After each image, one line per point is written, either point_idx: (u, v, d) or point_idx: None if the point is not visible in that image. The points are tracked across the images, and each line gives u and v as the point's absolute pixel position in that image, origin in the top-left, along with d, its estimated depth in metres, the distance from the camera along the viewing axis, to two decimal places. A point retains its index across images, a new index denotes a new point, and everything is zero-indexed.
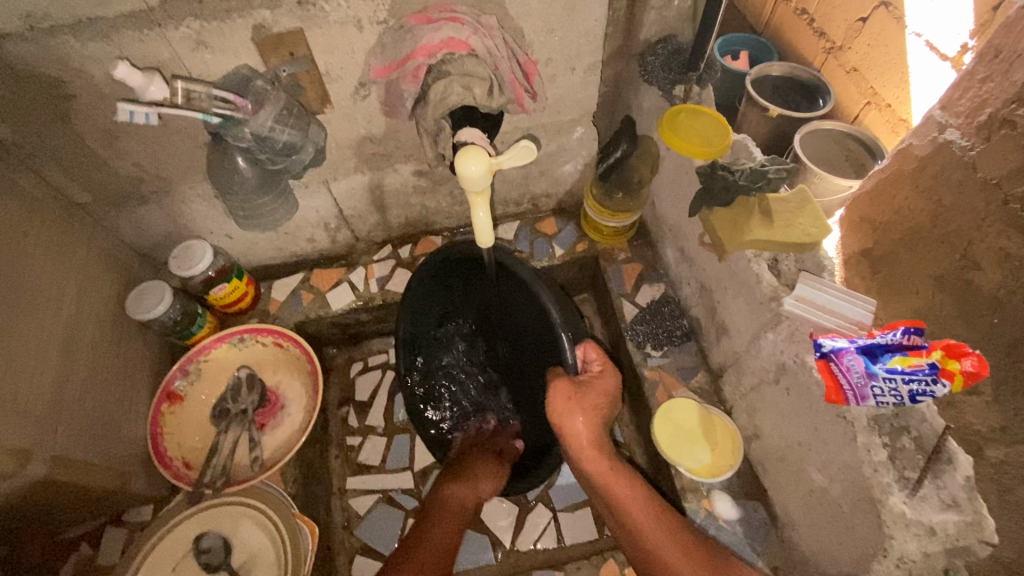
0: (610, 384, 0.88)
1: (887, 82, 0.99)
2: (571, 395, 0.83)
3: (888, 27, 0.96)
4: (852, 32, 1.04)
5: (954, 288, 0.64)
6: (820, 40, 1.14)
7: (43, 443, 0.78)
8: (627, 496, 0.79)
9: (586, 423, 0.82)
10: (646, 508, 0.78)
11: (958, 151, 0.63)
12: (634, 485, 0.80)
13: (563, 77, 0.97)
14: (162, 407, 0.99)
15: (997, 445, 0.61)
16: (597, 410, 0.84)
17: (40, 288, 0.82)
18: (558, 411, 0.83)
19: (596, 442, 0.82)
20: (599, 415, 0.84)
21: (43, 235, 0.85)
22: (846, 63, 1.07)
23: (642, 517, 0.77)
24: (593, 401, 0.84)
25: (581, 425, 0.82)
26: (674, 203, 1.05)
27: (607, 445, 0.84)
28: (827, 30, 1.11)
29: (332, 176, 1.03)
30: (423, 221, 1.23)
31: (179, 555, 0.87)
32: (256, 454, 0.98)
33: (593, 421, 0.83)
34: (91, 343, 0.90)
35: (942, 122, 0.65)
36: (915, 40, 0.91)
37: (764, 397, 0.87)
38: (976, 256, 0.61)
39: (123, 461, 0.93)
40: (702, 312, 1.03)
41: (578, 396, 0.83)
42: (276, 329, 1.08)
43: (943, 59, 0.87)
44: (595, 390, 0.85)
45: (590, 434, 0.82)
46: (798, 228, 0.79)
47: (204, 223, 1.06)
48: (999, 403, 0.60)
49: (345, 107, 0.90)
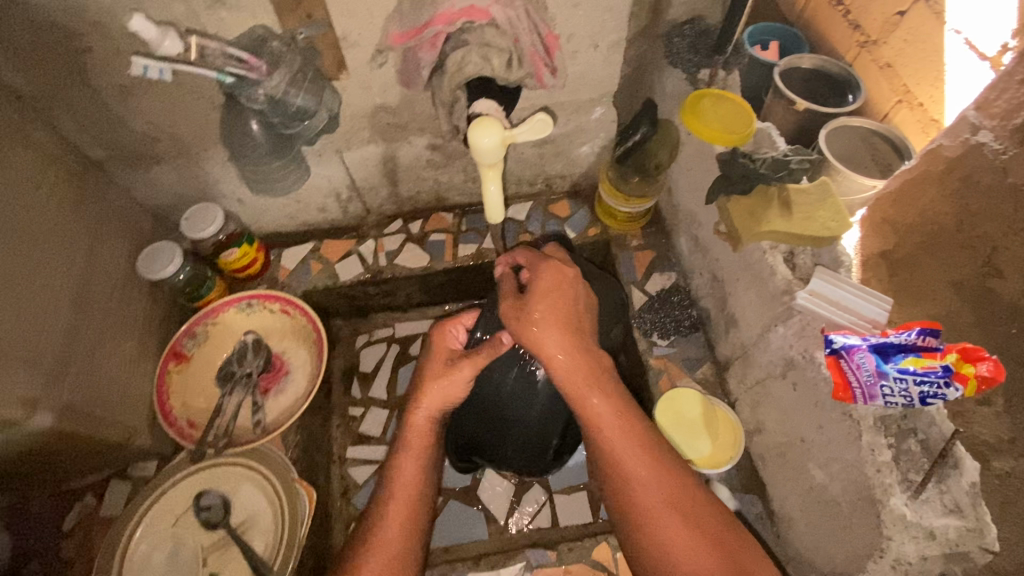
0: (549, 281, 0.82)
1: (922, 80, 0.93)
2: (521, 318, 0.79)
3: (926, 22, 0.89)
4: (888, 27, 0.97)
5: (973, 297, 0.62)
6: (854, 34, 1.06)
7: (51, 394, 0.79)
8: (603, 418, 0.74)
9: (550, 333, 0.76)
10: (615, 425, 0.74)
11: (988, 153, 0.60)
12: (596, 399, 0.74)
13: (585, 54, 0.95)
14: (168, 366, 1.01)
15: (1004, 456, 0.57)
16: (552, 318, 0.78)
17: (52, 241, 0.83)
18: (517, 332, 0.80)
19: (568, 350, 0.76)
20: (558, 322, 0.78)
21: (55, 189, 0.85)
22: (880, 58, 1.01)
23: (611, 428, 0.74)
24: (545, 311, 0.78)
25: (549, 339, 0.76)
26: (690, 190, 1.02)
27: (589, 355, 0.78)
28: (862, 22, 1.03)
29: (345, 145, 1.02)
30: (435, 196, 1.21)
31: (180, 510, 0.90)
32: (258, 417, 1.00)
33: (553, 327, 0.77)
34: (101, 299, 0.91)
35: (974, 123, 0.62)
36: (954, 38, 0.85)
37: (769, 391, 0.86)
38: (998, 263, 0.58)
39: (129, 417, 0.94)
40: (711, 303, 1.01)
41: (524, 315, 0.79)
42: (283, 296, 1.08)
43: (980, 59, 0.81)
44: (539, 294, 0.80)
45: (559, 348, 0.76)
46: (816, 221, 0.77)
47: (216, 186, 1.06)
48: (1010, 415, 0.57)
49: (361, 74, 0.88)
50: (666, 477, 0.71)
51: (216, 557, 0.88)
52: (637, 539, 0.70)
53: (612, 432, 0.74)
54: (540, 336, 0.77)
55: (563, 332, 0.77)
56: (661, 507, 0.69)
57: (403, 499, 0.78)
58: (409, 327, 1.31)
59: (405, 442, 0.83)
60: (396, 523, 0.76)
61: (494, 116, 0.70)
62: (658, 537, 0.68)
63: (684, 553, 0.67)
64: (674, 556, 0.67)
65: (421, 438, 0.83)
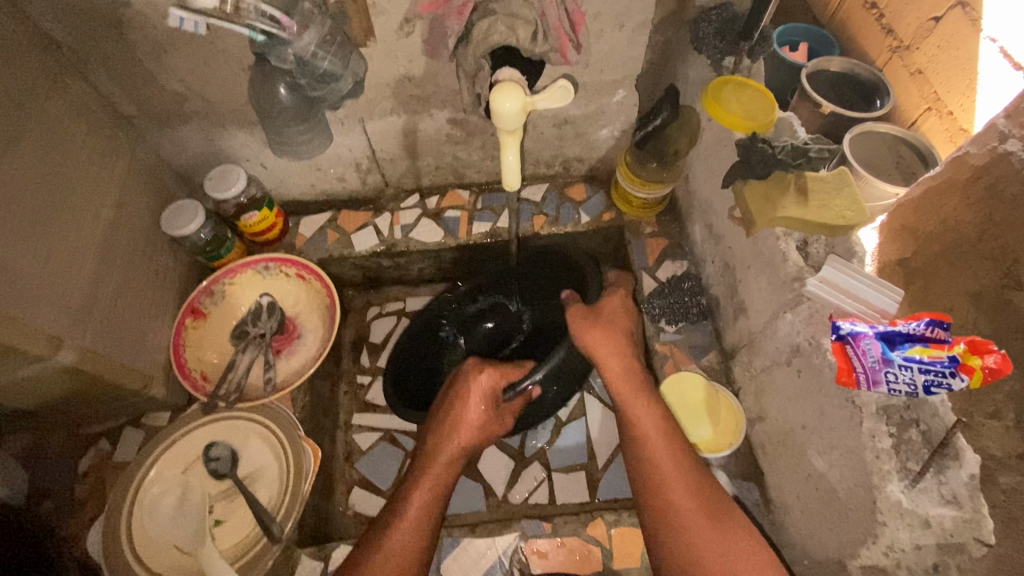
0: (621, 303, 0.90)
1: (952, 88, 0.89)
2: (590, 321, 0.86)
3: (961, 29, 0.87)
4: (922, 32, 0.95)
5: (991, 308, 0.59)
6: (886, 38, 1.05)
7: (75, 334, 0.82)
8: (647, 426, 0.79)
9: (612, 345, 0.84)
10: (658, 435, 0.78)
11: (1017, 163, 0.56)
12: (643, 399, 0.81)
13: (610, 35, 0.95)
14: (186, 321, 1.03)
15: (1010, 471, 0.55)
16: (616, 336, 0.85)
17: (82, 188, 0.86)
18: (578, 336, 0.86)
19: (627, 366, 0.84)
20: (621, 341, 0.85)
21: (89, 140, 0.89)
22: (911, 65, 0.98)
23: (653, 436, 0.78)
24: (608, 324, 0.86)
25: (606, 351, 0.84)
26: (707, 177, 1.02)
27: (642, 376, 0.84)
28: (896, 27, 1.02)
29: (368, 114, 1.04)
30: (453, 172, 1.22)
31: (190, 459, 0.94)
32: (270, 375, 1.02)
33: (611, 340, 0.84)
34: (127, 249, 0.94)
35: (1003, 132, 0.58)
36: (989, 46, 0.82)
37: (773, 378, 0.86)
38: (1019, 277, 0.55)
39: (147, 365, 0.97)
40: (722, 291, 1.01)
41: (595, 320, 0.86)
42: (300, 261, 1.11)
43: (1015, 69, 0.78)
44: (612, 311, 0.88)
45: (618, 362, 0.83)
46: (832, 210, 0.76)
47: (241, 149, 1.08)
48: (1020, 430, 0.55)
49: (388, 43, 0.90)
50: (690, 481, 0.74)
51: (222, 506, 0.91)
52: (664, 535, 0.71)
53: (653, 432, 0.78)
54: (602, 343, 0.84)
55: (622, 350, 0.85)
56: (684, 502, 0.72)
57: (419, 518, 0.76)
58: (419, 302, 1.32)
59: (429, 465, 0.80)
60: (415, 535, 0.74)
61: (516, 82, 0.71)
62: (683, 526, 0.70)
63: (704, 548, 0.69)
64: (701, 549, 0.69)
65: (445, 462, 0.80)
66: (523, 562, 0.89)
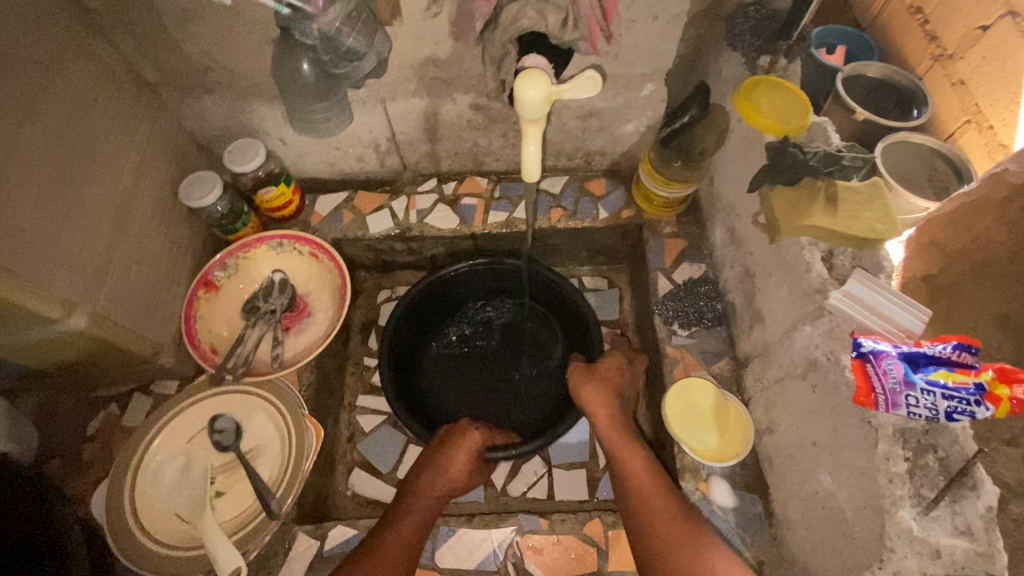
0: (617, 361, 1.01)
1: (996, 100, 0.85)
2: (587, 375, 0.98)
3: (1010, 39, 0.82)
4: (968, 40, 0.90)
5: None
6: (929, 45, 1.00)
7: (88, 299, 0.82)
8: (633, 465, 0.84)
9: (602, 394, 0.95)
10: (646, 474, 0.83)
11: None
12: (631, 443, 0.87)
13: (643, 26, 0.92)
14: (198, 292, 1.03)
15: None
16: (607, 387, 0.96)
17: (102, 154, 0.86)
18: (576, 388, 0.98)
19: (614, 414, 0.92)
20: (611, 391, 0.95)
21: (111, 106, 0.88)
22: (954, 74, 0.93)
23: (640, 474, 0.83)
24: (601, 378, 0.98)
25: (598, 399, 0.94)
26: (732, 179, 0.98)
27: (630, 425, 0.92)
28: (941, 34, 0.97)
29: (390, 95, 1.02)
30: (472, 159, 1.20)
31: (195, 430, 0.94)
32: (278, 352, 1.02)
33: (603, 393, 0.95)
34: (143, 218, 0.94)
35: None
36: None
37: (786, 391, 0.84)
38: None
39: (158, 334, 0.98)
40: (739, 297, 0.98)
41: (591, 375, 0.98)
42: (314, 240, 1.10)
43: None
44: (606, 366, 1.00)
45: (607, 408, 0.93)
46: (863, 221, 0.73)
47: (261, 123, 1.08)
48: None
49: (414, 23, 0.88)
50: (676, 515, 0.78)
51: (224, 477, 0.91)
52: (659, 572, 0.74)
53: (643, 474, 0.83)
54: (594, 395, 0.94)
55: (611, 398, 0.94)
56: (669, 532, 0.76)
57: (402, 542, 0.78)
58: None
59: (414, 501, 0.84)
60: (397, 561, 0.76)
61: (542, 70, 0.69)
62: (672, 557, 0.74)
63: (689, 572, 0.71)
64: None
65: (432, 496, 0.85)
66: (517, 556, 0.89)
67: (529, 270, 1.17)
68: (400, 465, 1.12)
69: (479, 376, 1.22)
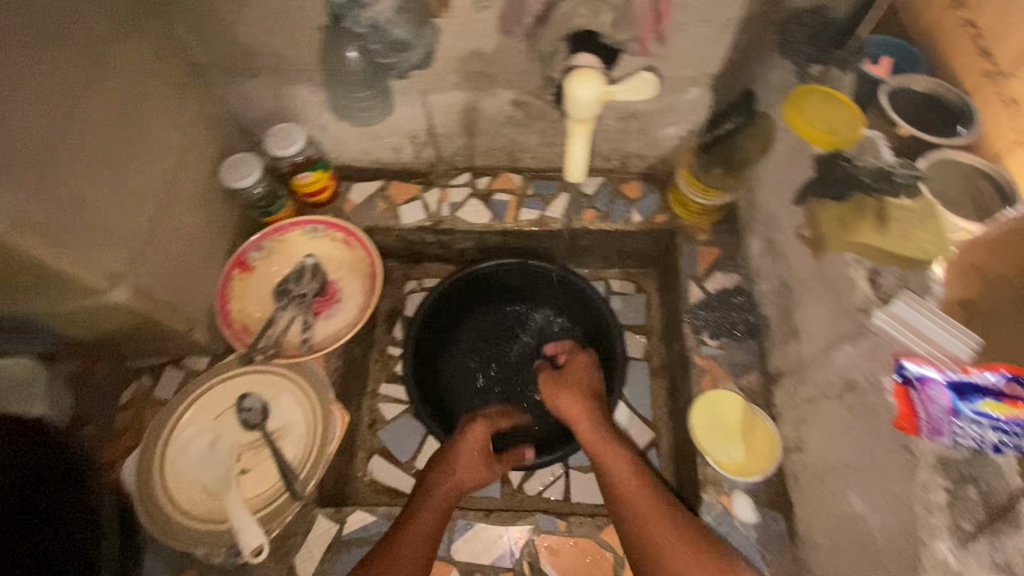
0: (583, 363, 1.04)
1: None
2: (556, 382, 1.01)
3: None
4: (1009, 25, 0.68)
5: None
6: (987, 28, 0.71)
7: (131, 273, 0.85)
8: (616, 466, 0.86)
9: (573, 397, 0.97)
10: (631, 475, 0.85)
11: None
12: (612, 444, 0.89)
13: (693, 29, 0.91)
14: (232, 274, 1.06)
15: None
16: (578, 388, 0.99)
17: (150, 131, 0.88)
18: (549, 396, 1.00)
19: (589, 413, 0.94)
20: (583, 392, 0.98)
21: (162, 84, 0.90)
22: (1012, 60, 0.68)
23: (627, 478, 0.85)
24: (571, 380, 1.00)
25: (568, 402, 0.96)
26: (774, 190, 0.96)
27: (608, 423, 0.93)
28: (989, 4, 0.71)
29: (431, 87, 1.02)
30: (508, 155, 1.20)
31: (223, 407, 0.96)
32: (306, 335, 1.03)
33: (575, 396, 0.97)
34: (186, 196, 0.96)
35: None
36: None
37: (820, 409, 0.82)
38: None
39: (193, 310, 1.00)
40: (774, 311, 0.96)
41: (560, 380, 1.01)
42: (348, 227, 1.11)
43: None
44: (574, 369, 1.03)
45: (582, 409, 0.95)
46: (913, 242, 0.70)
47: (303, 109, 1.09)
48: None
49: (462, 16, 0.87)
50: (669, 515, 0.80)
51: (250, 455, 0.93)
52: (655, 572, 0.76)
53: (628, 473, 0.85)
54: (566, 400, 0.96)
55: (585, 399, 0.96)
56: (664, 533, 0.78)
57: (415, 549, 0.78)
58: None
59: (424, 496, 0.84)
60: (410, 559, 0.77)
61: (595, 69, 0.67)
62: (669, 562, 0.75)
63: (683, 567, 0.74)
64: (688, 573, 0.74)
65: (441, 495, 0.85)
66: (532, 555, 0.89)
67: (558, 277, 1.17)
68: (419, 455, 1.14)
69: (501, 374, 1.23)
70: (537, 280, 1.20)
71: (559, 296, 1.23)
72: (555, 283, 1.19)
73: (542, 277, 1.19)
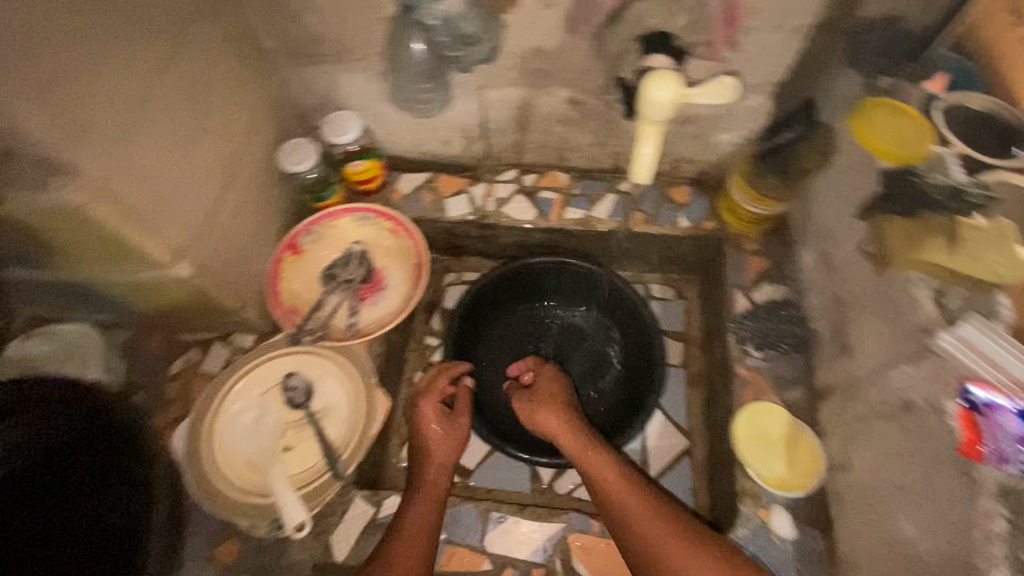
0: (551, 377, 1.06)
1: None
2: (530, 397, 1.02)
3: None
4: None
5: None
6: None
7: (194, 248, 0.88)
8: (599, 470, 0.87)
9: (545, 407, 0.98)
10: (614, 476, 0.85)
11: None
12: (590, 449, 0.90)
13: (762, 34, 0.90)
14: (284, 256, 1.08)
15: None
16: (552, 397, 1.00)
17: (220, 112, 0.90)
18: (526, 412, 1.01)
19: (563, 421, 0.95)
20: (556, 400, 1.00)
21: (232, 67, 0.93)
22: None
23: (612, 480, 0.85)
24: (543, 392, 1.02)
25: (540, 411, 0.98)
26: (833, 202, 0.94)
27: (584, 428, 0.94)
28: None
29: (489, 82, 1.03)
30: (557, 153, 1.20)
31: (270, 385, 0.99)
32: (353, 320, 1.06)
33: (547, 404, 0.98)
34: (246, 177, 0.99)
35: None
36: None
37: (871, 429, 0.80)
38: None
39: (245, 288, 1.03)
40: (826, 326, 0.94)
41: (534, 393, 1.03)
42: (397, 217, 1.13)
43: None
44: (544, 381, 1.05)
45: (555, 418, 0.96)
46: (983, 265, 0.66)
47: (361, 98, 1.11)
48: None
49: (528, 12, 0.88)
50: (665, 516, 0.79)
51: (294, 433, 0.96)
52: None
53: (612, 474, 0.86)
54: (539, 412, 0.98)
55: (558, 407, 0.98)
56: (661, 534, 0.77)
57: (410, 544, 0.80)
58: None
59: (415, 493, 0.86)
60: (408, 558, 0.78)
61: (674, 74, 0.70)
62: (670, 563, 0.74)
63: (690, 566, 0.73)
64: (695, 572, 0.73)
65: (427, 495, 0.86)
66: (564, 552, 0.90)
67: (605, 280, 1.17)
68: None
69: None
70: (579, 280, 1.20)
71: (598, 297, 1.22)
72: (597, 285, 1.19)
73: (584, 278, 1.19)
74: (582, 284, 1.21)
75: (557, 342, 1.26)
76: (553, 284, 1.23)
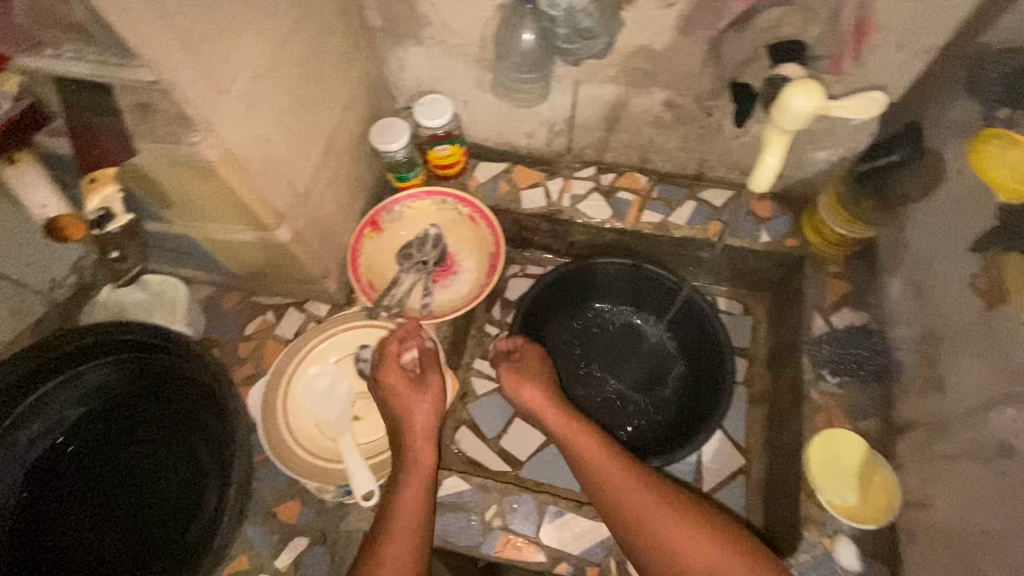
0: (534, 354, 1.05)
1: None
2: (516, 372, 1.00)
3: None
4: None
5: None
6: None
7: (293, 215, 0.91)
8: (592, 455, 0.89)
9: (535, 388, 0.98)
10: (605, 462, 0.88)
11: None
12: (581, 433, 0.92)
13: (885, 52, 0.88)
14: (365, 231, 1.09)
15: None
16: (537, 376, 1.00)
17: (328, 85, 0.93)
18: (511, 386, 0.99)
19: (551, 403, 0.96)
20: (543, 378, 1.00)
21: (343, 42, 0.95)
22: None
23: (604, 468, 0.88)
24: (529, 369, 1.01)
25: (527, 390, 0.98)
26: (934, 232, 0.91)
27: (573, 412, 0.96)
28: None
29: (587, 78, 1.03)
30: (639, 154, 1.19)
31: (346, 353, 1.03)
32: (426, 302, 1.08)
33: (536, 385, 0.98)
34: (341, 150, 1.02)
35: None
36: None
37: (959, 469, 0.78)
38: None
39: (327, 258, 1.06)
40: (913, 358, 0.92)
41: (519, 367, 1.01)
42: (474, 203, 1.12)
43: None
44: (528, 355, 1.03)
45: (543, 398, 0.97)
46: None
47: (455, 83, 1.12)
48: None
49: (644, 11, 0.87)
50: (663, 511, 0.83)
51: (363, 404, 1.01)
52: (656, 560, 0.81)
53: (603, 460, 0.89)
54: (528, 391, 0.98)
55: (547, 389, 0.98)
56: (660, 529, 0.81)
57: (406, 528, 0.81)
58: None
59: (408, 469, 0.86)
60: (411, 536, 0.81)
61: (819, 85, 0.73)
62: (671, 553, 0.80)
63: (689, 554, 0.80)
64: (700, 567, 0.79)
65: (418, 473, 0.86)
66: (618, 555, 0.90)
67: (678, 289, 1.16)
68: (505, 434, 1.16)
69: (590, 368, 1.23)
70: (647, 284, 1.19)
71: (664, 304, 1.21)
72: (666, 292, 1.18)
73: (654, 283, 1.18)
74: (649, 287, 1.20)
75: (613, 340, 1.26)
76: (620, 285, 1.22)
